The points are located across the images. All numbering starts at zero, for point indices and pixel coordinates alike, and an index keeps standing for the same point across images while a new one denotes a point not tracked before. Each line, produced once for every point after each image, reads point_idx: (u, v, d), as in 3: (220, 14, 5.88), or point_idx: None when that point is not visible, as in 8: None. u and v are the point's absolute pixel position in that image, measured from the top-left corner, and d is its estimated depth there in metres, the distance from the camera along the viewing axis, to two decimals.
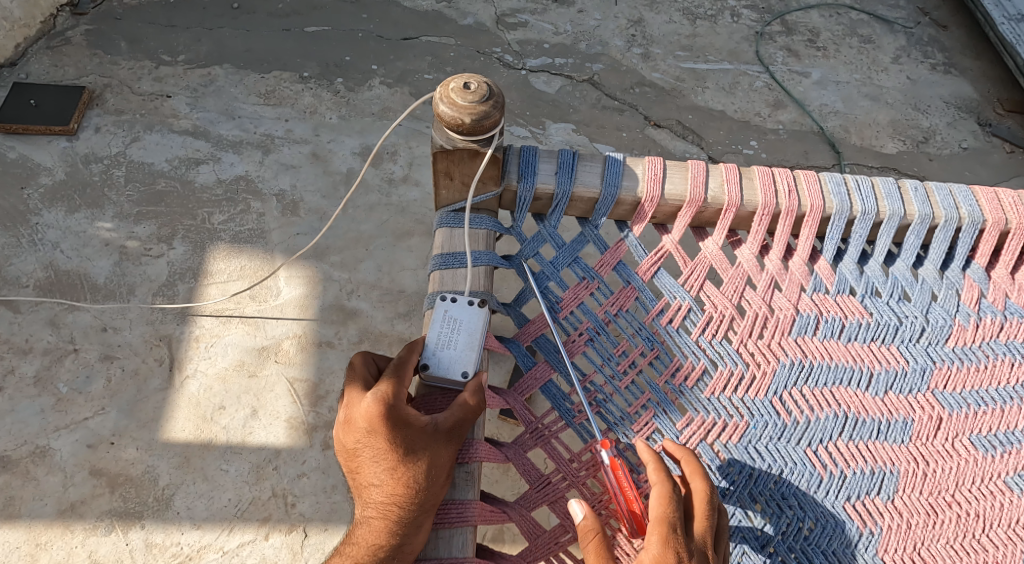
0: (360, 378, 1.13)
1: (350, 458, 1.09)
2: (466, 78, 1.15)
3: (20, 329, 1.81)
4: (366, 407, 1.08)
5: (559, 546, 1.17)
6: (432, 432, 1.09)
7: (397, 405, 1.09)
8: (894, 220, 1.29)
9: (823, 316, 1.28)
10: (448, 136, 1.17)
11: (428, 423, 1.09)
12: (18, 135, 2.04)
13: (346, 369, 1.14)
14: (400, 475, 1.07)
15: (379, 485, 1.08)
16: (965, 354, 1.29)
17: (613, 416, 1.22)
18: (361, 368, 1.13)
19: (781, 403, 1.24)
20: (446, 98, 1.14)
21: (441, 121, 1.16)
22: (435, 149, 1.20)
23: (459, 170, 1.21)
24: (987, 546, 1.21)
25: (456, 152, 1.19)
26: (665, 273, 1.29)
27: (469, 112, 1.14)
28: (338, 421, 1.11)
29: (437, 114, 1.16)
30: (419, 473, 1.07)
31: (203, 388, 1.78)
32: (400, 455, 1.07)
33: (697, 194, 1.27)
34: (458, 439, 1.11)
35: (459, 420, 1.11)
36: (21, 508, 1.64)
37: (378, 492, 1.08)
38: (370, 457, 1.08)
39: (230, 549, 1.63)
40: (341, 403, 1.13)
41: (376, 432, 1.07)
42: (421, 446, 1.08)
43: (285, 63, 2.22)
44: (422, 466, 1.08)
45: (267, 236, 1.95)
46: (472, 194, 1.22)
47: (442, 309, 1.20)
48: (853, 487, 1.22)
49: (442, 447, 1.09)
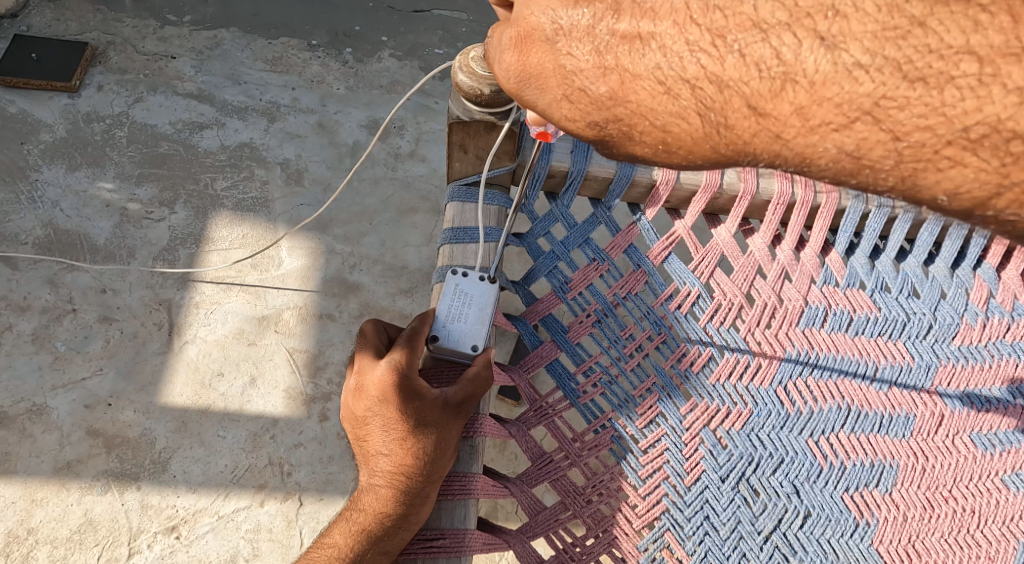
0: (371, 347, 1.13)
1: (358, 426, 1.09)
2: (487, 48, 1.14)
3: (19, 287, 1.80)
4: (378, 376, 1.08)
5: (558, 523, 1.16)
6: (442, 406, 1.08)
7: (410, 376, 1.08)
8: (908, 217, 1.31)
9: (832, 308, 1.28)
10: (465, 107, 1.16)
11: (438, 396, 1.08)
12: (17, 89, 2.02)
13: (357, 338, 1.15)
14: (409, 446, 1.06)
15: (387, 454, 1.07)
16: (971, 352, 1.28)
17: (617, 398, 1.22)
18: (373, 336, 1.14)
19: (785, 392, 1.24)
20: (465, 67, 1.13)
21: (459, 92, 1.15)
22: (451, 120, 1.18)
23: (474, 143, 1.21)
24: (981, 542, 1.19)
25: (473, 125, 1.18)
26: (676, 258, 1.29)
27: (488, 83, 1.12)
28: (349, 388, 1.11)
29: (455, 83, 1.14)
30: (429, 446, 1.07)
31: (202, 354, 1.79)
32: (410, 427, 1.07)
33: (713, 179, 1.26)
34: (466, 413, 1.10)
35: (468, 395, 1.11)
36: (16, 464, 1.65)
37: (386, 461, 1.07)
38: (379, 426, 1.08)
39: (225, 514, 1.65)
40: (351, 370, 1.12)
41: (388, 401, 1.07)
42: (431, 419, 1.08)
43: (294, 29, 2.23)
44: (431, 439, 1.07)
45: (271, 205, 1.95)
46: (486, 168, 1.21)
47: (453, 282, 1.19)
48: (852, 478, 1.21)
49: (450, 421, 1.09)
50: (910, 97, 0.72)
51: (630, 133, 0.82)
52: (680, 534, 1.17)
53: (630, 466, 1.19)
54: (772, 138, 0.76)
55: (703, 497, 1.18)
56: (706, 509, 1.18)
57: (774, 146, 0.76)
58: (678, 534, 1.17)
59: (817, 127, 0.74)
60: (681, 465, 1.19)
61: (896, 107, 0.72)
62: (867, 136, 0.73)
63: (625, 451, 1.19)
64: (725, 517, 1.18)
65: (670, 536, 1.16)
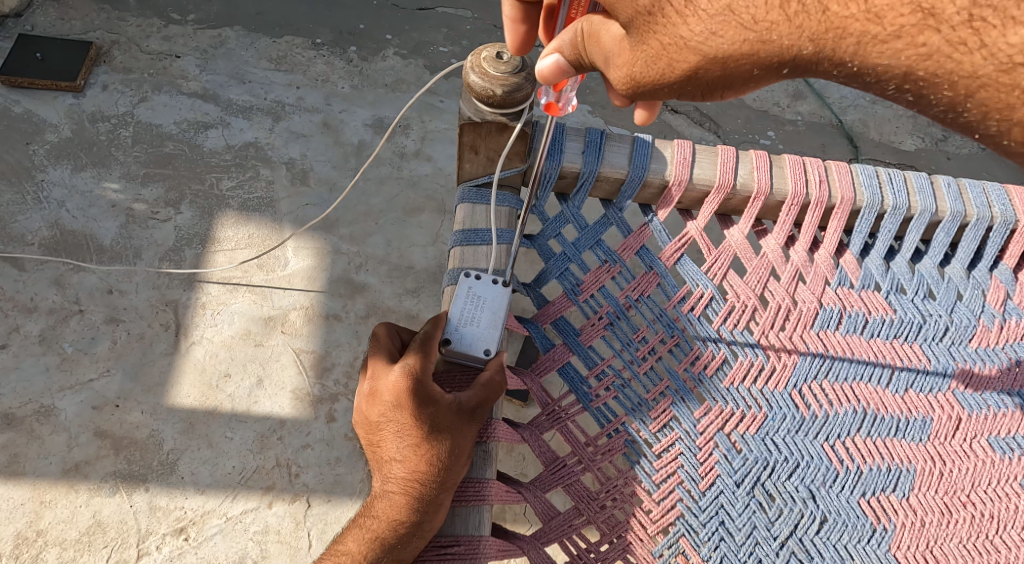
0: (384, 350, 1.06)
1: (371, 431, 1.02)
2: (500, 48, 1.08)
3: (25, 288, 1.80)
4: (392, 381, 1.01)
5: (573, 529, 1.10)
6: (456, 411, 1.01)
7: (424, 381, 1.01)
8: (925, 217, 1.24)
9: (846, 311, 1.21)
10: (477, 108, 1.09)
11: (452, 400, 1.01)
12: (22, 89, 2.01)
13: (369, 340, 1.07)
14: (423, 452, 0.99)
15: (401, 460, 1.00)
16: (987, 355, 1.22)
17: (630, 402, 1.15)
18: (385, 339, 1.06)
19: (800, 396, 1.17)
20: (477, 67, 1.07)
21: (470, 92, 1.09)
22: (462, 122, 1.12)
23: (486, 145, 1.13)
24: (999, 547, 1.14)
25: (485, 126, 1.11)
26: (689, 260, 1.22)
27: (500, 83, 1.06)
28: (361, 393, 1.04)
29: (466, 83, 1.08)
30: (443, 452, 1.00)
31: (209, 354, 1.78)
32: (424, 433, 1.00)
33: (726, 179, 1.20)
34: (481, 418, 1.03)
35: (483, 399, 1.03)
36: (26, 466, 1.65)
37: (400, 467, 1.00)
38: (393, 432, 1.01)
39: (233, 515, 1.64)
40: (363, 375, 1.05)
41: (402, 407, 1.00)
42: (445, 425, 1.00)
43: (298, 28, 2.22)
44: (445, 445, 1.00)
45: (276, 205, 1.94)
46: (498, 169, 1.14)
47: (466, 286, 1.11)
48: (869, 483, 1.15)
49: (465, 426, 1.01)
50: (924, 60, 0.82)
51: (688, 8, 0.86)
52: (695, 540, 1.10)
53: (644, 471, 1.12)
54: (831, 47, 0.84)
55: (718, 502, 1.12)
56: (721, 514, 1.12)
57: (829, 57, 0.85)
58: (693, 540, 1.10)
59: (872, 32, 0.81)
60: (695, 470, 1.13)
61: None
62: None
63: (639, 455, 1.13)
64: (740, 522, 1.12)
65: (685, 542, 1.10)
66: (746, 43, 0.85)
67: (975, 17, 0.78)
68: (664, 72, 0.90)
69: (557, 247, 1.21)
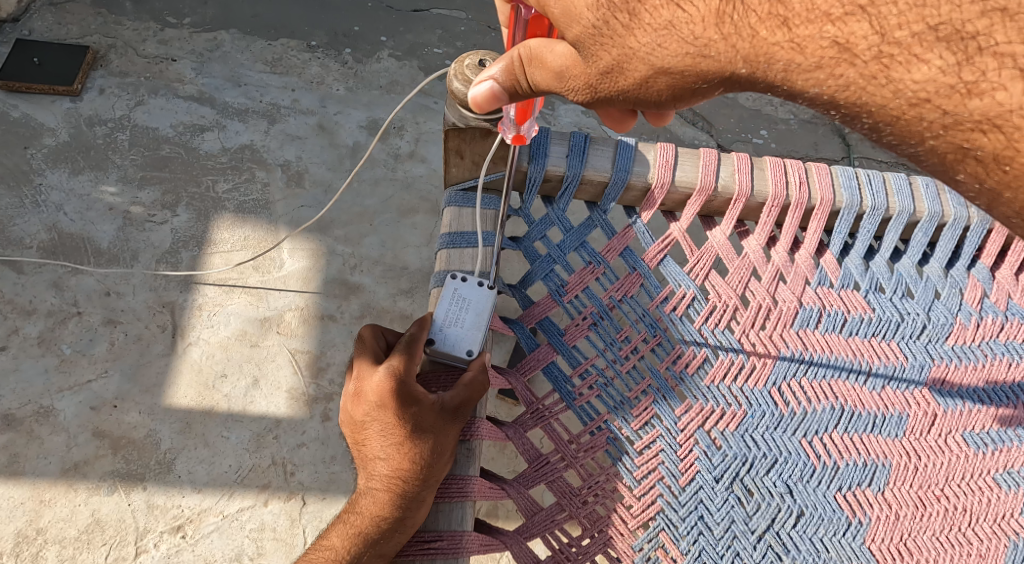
0: (369, 351, 1.07)
1: (356, 430, 1.04)
2: (482, 56, 1.09)
3: (24, 290, 1.82)
4: (376, 381, 1.03)
5: (555, 524, 1.11)
6: (439, 411, 1.03)
7: (408, 382, 1.03)
8: (903, 217, 1.27)
9: (826, 310, 1.23)
10: (461, 114, 1.10)
11: (435, 401, 1.03)
12: (20, 93, 2.03)
13: (355, 342, 1.09)
14: (406, 450, 1.01)
15: (385, 458, 1.01)
16: (964, 353, 1.23)
17: (612, 400, 1.16)
18: (371, 341, 1.08)
19: (779, 393, 1.18)
20: (460, 74, 1.07)
21: (454, 99, 1.09)
22: (447, 127, 1.13)
23: (470, 149, 1.15)
24: (973, 539, 1.15)
25: (468, 131, 1.12)
26: (671, 261, 1.24)
27: None
28: (347, 393, 1.06)
29: (450, 91, 1.09)
30: (426, 450, 1.01)
31: (205, 355, 1.80)
32: (407, 431, 1.01)
33: (708, 182, 1.21)
34: (464, 418, 1.05)
35: (465, 399, 1.05)
36: (25, 466, 1.66)
37: (383, 465, 1.02)
38: (377, 431, 1.02)
39: (230, 514, 1.66)
40: (349, 375, 1.07)
41: (386, 406, 1.02)
42: (428, 424, 1.02)
43: (293, 31, 2.24)
44: (428, 444, 1.02)
45: (272, 207, 1.96)
46: (483, 173, 1.15)
47: (451, 287, 1.13)
48: (846, 478, 1.16)
49: (448, 425, 1.03)
50: (859, 65, 0.83)
51: (633, 22, 0.89)
52: (673, 534, 1.12)
53: (625, 467, 1.13)
54: (777, 27, 0.84)
55: (697, 498, 1.13)
56: (700, 509, 1.13)
57: (775, 36, 0.85)
58: (672, 534, 1.12)
59: (816, 17, 0.83)
60: (675, 466, 1.14)
61: (886, 6, 0.82)
62: (855, 30, 0.82)
63: (620, 452, 1.14)
64: (719, 517, 1.13)
65: (663, 536, 1.12)
66: (689, 56, 0.88)
67: (884, 54, 0.82)
68: (619, 80, 0.92)
69: (542, 247, 1.22)
